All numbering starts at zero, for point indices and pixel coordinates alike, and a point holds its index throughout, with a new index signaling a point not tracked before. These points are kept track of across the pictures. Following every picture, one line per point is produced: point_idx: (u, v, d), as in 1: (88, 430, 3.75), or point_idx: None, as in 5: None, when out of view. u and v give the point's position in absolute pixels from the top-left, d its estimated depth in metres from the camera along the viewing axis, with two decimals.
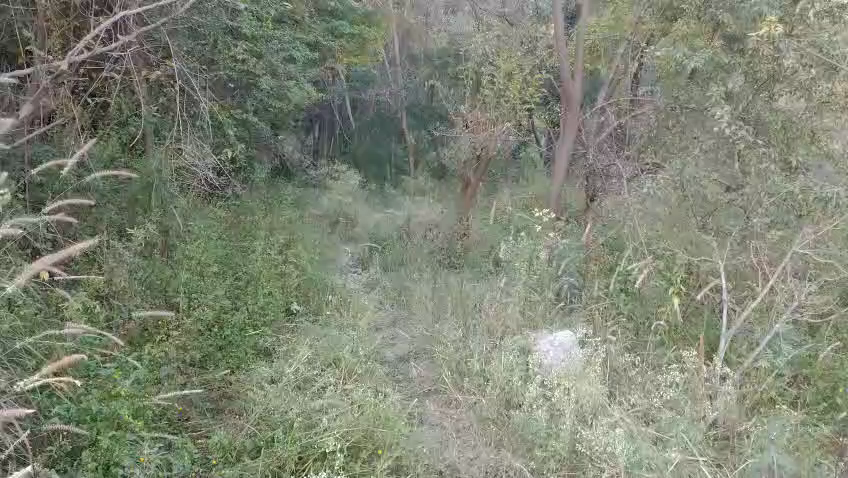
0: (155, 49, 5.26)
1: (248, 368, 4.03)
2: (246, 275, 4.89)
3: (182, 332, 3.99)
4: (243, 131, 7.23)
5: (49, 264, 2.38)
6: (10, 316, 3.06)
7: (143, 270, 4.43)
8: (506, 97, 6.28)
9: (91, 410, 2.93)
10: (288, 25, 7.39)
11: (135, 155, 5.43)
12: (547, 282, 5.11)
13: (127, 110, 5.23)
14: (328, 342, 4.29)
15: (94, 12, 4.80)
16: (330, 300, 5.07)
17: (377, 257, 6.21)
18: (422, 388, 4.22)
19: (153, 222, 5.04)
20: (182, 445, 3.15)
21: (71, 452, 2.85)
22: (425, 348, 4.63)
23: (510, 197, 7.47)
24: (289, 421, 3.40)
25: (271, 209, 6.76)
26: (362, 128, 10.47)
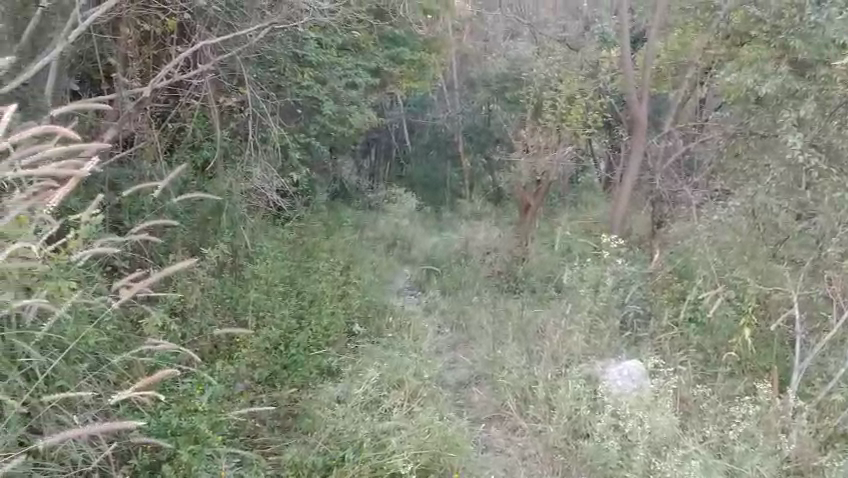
0: (228, 76, 5.50)
1: (313, 387, 4.09)
2: (310, 295, 5.03)
3: (252, 349, 4.15)
4: (306, 154, 7.45)
5: (151, 282, 2.79)
6: (100, 330, 3.23)
7: (214, 290, 4.65)
8: (566, 121, 6.23)
9: (171, 424, 3.03)
10: (350, 52, 7.62)
11: (205, 178, 5.66)
12: (610, 309, 5.08)
13: (199, 135, 5.49)
14: (392, 364, 4.32)
15: (174, 41, 5.11)
16: (390, 323, 5.08)
17: (436, 280, 6.23)
18: (485, 412, 4.21)
19: (225, 242, 5.28)
20: (255, 461, 3.23)
21: (151, 465, 2.92)
22: (486, 373, 4.57)
23: (569, 221, 7.54)
24: (357, 441, 3.46)
25: (332, 231, 6.93)
26: (417, 151, 10.62)
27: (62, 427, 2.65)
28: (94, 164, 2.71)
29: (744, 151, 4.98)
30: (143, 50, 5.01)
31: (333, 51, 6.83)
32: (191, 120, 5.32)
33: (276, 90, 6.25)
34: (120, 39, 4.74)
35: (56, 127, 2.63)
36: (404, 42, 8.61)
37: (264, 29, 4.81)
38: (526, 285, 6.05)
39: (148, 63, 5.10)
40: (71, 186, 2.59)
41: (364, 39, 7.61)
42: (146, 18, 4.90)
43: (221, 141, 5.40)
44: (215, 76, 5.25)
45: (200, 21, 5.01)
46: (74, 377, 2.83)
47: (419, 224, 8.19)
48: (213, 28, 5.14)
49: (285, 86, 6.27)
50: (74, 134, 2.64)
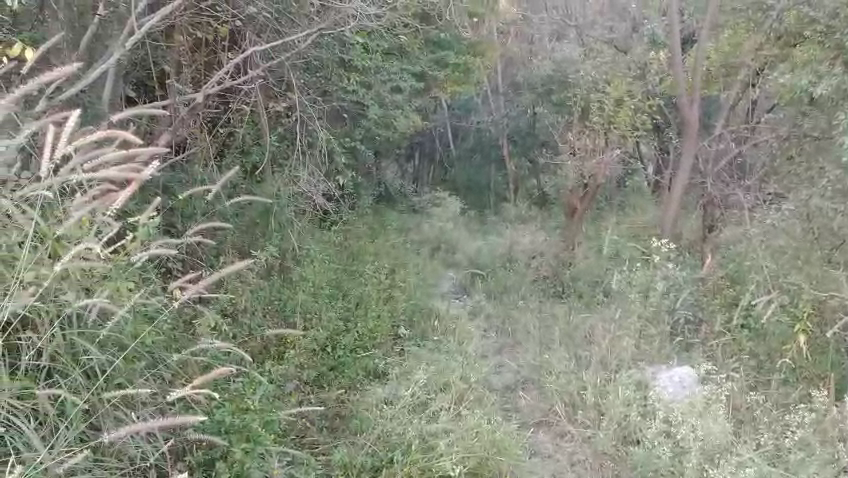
0: (278, 82, 5.59)
1: (360, 389, 4.14)
2: (356, 298, 5.10)
3: (300, 350, 4.23)
4: (351, 158, 7.54)
5: (207, 284, 2.86)
6: (162, 329, 3.34)
7: (262, 291, 4.74)
8: (615, 123, 6.27)
9: (225, 422, 3.08)
10: (396, 56, 7.67)
11: (253, 182, 5.79)
12: (660, 315, 5.07)
13: (248, 139, 5.63)
14: (438, 366, 4.34)
15: (225, 48, 5.24)
16: (436, 326, 5.10)
17: (481, 284, 6.19)
18: (533, 417, 4.19)
19: (273, 245, 5.41)
20: (306, 461, 3.29)
21: (206, 462, 3.01)
22: (533, 378, 4.55)
23: (617, 226, 7.48)
24: (406, 443, 3.49)
25: (377, 235, 7.00)
26: (461, 155, 10.62)
27: (120, 424, 2.69)
28: (153, 167, 2.81)
29: (798, 153, 4.88)
30: (196, 57, 5.14)
31: (378, 56, 6.89)
32: (240, 125, 5.46)
33: (322, 95, 6.33)
34: (173, 47, 4.87)
35: (117, 132, 2.74)
36: (449, 46, 8.66)
37: (312, 35, 4.89)
38: (573, 290, 6.00)
39: (201, 70, 5.24)
40: (132, 189, 2.69)
41: (409, 44, 7.66)
42: (199, 25, 5.02)
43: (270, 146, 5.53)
44: (264, 81, 5.37)
45: (250, 28, 5.12)
46: (131, 375, 2.84)
47: (464, 228, 8.17)
48: (262, 34, 5.23)
49: (331, 90, 6.34)
50: (135, 139, 2.75)
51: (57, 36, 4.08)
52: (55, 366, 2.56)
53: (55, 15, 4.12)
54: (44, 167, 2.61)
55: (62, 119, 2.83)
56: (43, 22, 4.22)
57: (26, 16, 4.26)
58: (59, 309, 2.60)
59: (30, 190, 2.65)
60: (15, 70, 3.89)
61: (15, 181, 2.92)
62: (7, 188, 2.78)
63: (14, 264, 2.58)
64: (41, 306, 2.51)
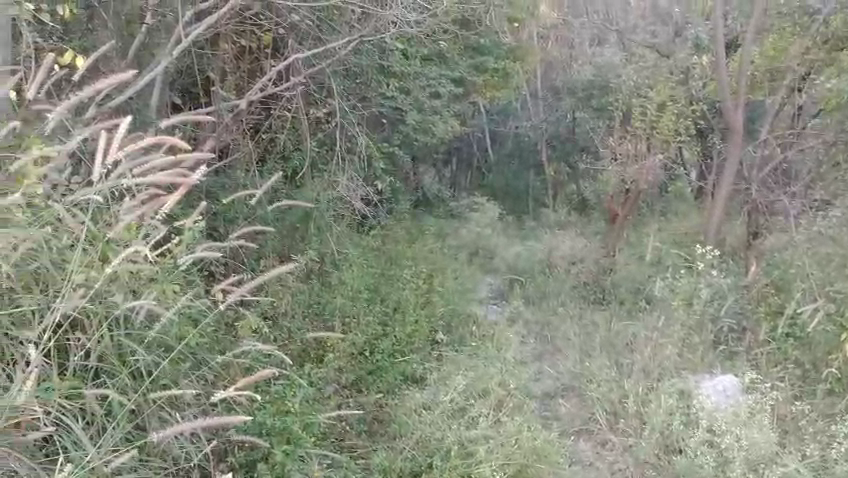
0: (318, 89, 5.68)
1: (398, 393, 4.17)
2: (393, 302, 5.13)
3: (338, 353, 4.27)
4: (390, 163, 7.58)
5: (249, 288, 2.90)
6: (207, 331, 3.41)
7: (301, 295, 4.84)
8: (657, 127, 6.25)
9: (267, 423, 3.15)
10: (435, 62, 7.73)
11: (293, 187, 5.87)
12: (704, 324, 4.99)
13: (289, 145, 5.71)
14: (477, 372, 4.34)
15: (268, 56, 5.33)
16: (474, 331, 5.08)
17: (519, 290, 6.15)
18: (573, 425, 4.13)
19: (313, 250, 5.50)
20: (346, 464, 3.32)
21: (247, 463, 3.06)
22: (573, 385, 4.50)
23: (659, 232, 7.38)
24: (446, 448, 3.50)
25: (415, 240, 7.03)
26: (499, 160, 10.45)
27: (165, 424, 2.74)
28: (200, 172, 2.88)
29: None
30: (240, 64, 5.25)
31: (417, 61, 6.94)
32: (281, 131, 5.55)
33: (361, 101, 6.40)
34: (218, 55, 5.01)
35: (166, 138, 2.80)
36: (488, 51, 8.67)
37: (353, 43, 4.97)
38: (613, 297, 5.91)
39: (244, 77, 5.34)
40: (180, 194, 2.75)
41: (449, 49, 7.72)
42: (243, 33, 5.13)
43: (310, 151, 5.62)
44: (305, 88, 5.47)
45: (292, 36, 5.21)
46: (176, 375, 2.91)
47: (502, 234, 8.06)
48: (304, 42, 5.32)
49: (370, 96, 6.40)
50: (183, 144, 2.81)
51: (106, 45, 4.22)
52: (103, 367, 2.61)
53: (104, 24, 4.26)
54: (96, 172, 2.69)
55: (112, 125, 2.90)
56: (94, 30, 4.27)
57: (78, 23, 4.20)
58: (107, 310, 2.65)
59: (81, 194, 2.71)
60: (66, 77, 4.03)
61: (66, 186, 3.00)
62: (58, 193, 2.85)
63: (64, 265, 2.65)
64: (91, 307, 2.57)
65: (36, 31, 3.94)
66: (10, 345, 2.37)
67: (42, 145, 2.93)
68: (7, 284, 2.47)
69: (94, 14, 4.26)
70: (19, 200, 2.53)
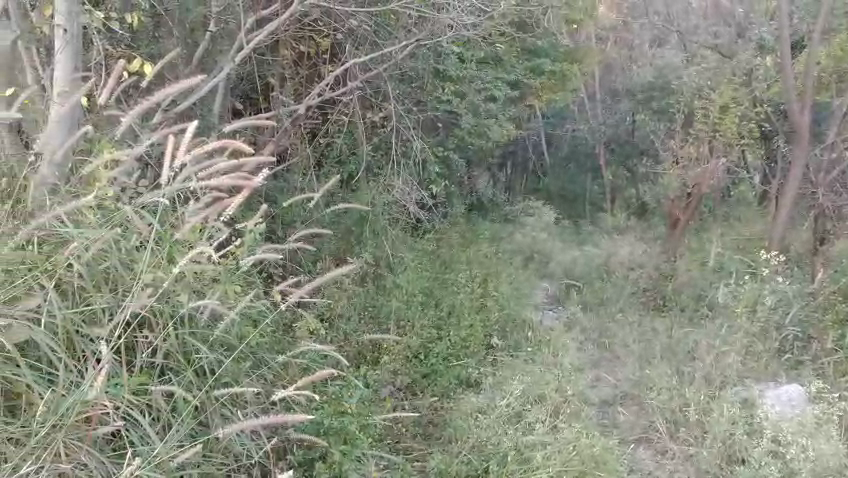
0: (374, 93, 5.74)
1: (453, 396, 4.16)
2: (448, 306, 5.13)
3: (393, 356, 4.29)
4: (444, 167, 7.59)
5: (307, 289, 2.95)
6: (267, 332, 3.47)
7: (358, 297, 4.92)
8: (719, 129, 6.11)
9: (325, 423, 3.21)
10: (491, 65, 7.73)
11: (349, 191, 5.95)
12: (768, 331, 4.86)
13: (345, 149, 5.78)
14: (534, 377, 4.30)
15: (326, 61, 5.42)
16: (531, 336, 5.01)
17: (576, 295, 6.03)
18: (632, 433, 4.02)
19: (369, 253, 5.56)
20: (402, 467, 3.34)
21: (306, 462, 3.11)
22: (631, 393, 4.39)
23: (721, 237, 7.19)
24: (502, 453, 3.49)
25: (469, 244, 7.03)
26: (555, 164, 10.24)
27: (228, 422, 2.80)
28: (262, 175, 2.94)
29: None
30: (298, 70, 5.35)
31: (473, 65, 6.97)
32: (338, 136, 5.64)
33: (416, 105, 6.44)
34: (278, 61, 5.13)
35: (231, 142, 2.85)
36: (545, 54, 8.61)
37: (409, 47, 5.02)
38: (674, 304, 5.75)
39: (302, 82, 5.43)
40: (245, 196, 2.80)
41: (505, 52, 7.73)
42: (302, 39, 5.23)
43: (366, 156, 5.74)
44: (361, 93, 5.53)
45: (350, 42, 5.27)
46: (238, 374, 2.97)
47: (558, 238, 7.93)
48: (361, 47, 5.38)
49: (425, 100, 6.43)
50: (248, 148, 2.85)
51: (172, 53, 4.37)
52: (168, 364, 2.69)
53: (170, 32, 4.40)
54: (166, 175, 2.76)
55: (178, 129, 2.96)
56: (160, 38, 4.41)
57: (145, 30, 4.33)
58: (172, 310, 2.73)
59: (150, 195, 2.78)
60: (133, 84, 4.17)
61: (134, 187, 3.08)
62: (127, 195, 2.93)
63: (132, 266, 2.72)
64: (158, 306, 2.66)
65: (107, 39, 4.09)
66: (81, 342, 2.42)
67: (112, 149, 3.03)
68: (79, 283, 2.54)
69: (161, 22, 4.40)
70: (91, 202, 2.62)
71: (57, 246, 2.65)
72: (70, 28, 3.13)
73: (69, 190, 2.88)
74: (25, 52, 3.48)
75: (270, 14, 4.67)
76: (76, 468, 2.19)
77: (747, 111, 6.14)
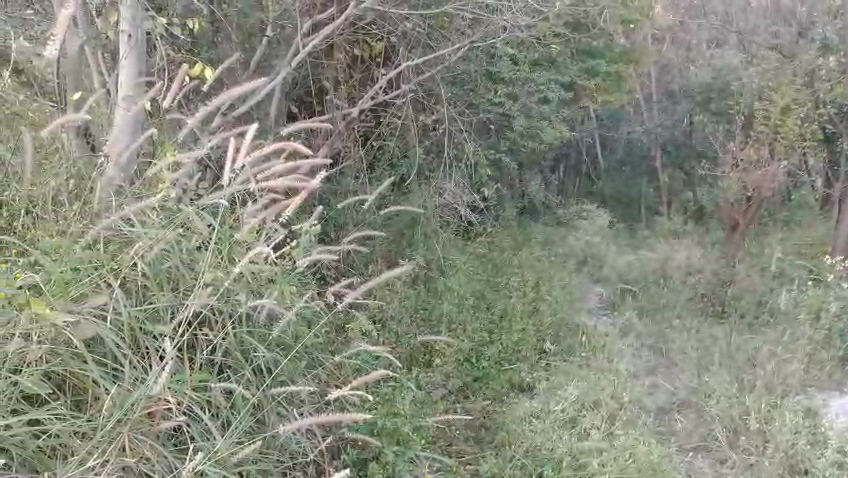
0: (426, 96, 5.76)
1: (505, 401, 4.14)
2: (499, 309, 5.11)
3: (445, 359, 4.30)
4: (496, 170, 7.57)
5: (362, 290, 2.96)
6: (321, 332, 3.52)
7: (409, 299, 4.93)
8: (781, 131, 6.03)
9: (378, 423, 3.26)
10: (544, 67, 7.68)
11: (400, 193, 5.99)
12: (832, 339, 4.76)
13: (397, 151, 5.81)
14: (589, 383, 4.23)
15: (379, 64, 5.46)
16: (585, 341, 4.91)
17: (630, 300, 5.89)
18: (689, 441, 3.93)
19: (420, 255, 5.59)
20: (455, 469, 3.34)
21: (359, 461, 3.15)
22: (690, 401, 4.28)
23: (781, 241, 6.99)
24: (557, 459, 3.45)
25: (520, 247, 6.98)
26: (609, 168, 10.23)
27: (284, 420, 2.83)
28: (319, 177, 2.98)
29: None
30: (352, 73, 5.40)
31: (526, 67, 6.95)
32: (390, 139, 5.68)
33: (469, 107, 6.44)
34: (332, 65, 5.19)
35: (289, 144, 2.89)
36: (600, 55, 8.51)
37: (463, 49, 5.03)
38: (734, 309, 5.58)
39: (355, 85, 5.48)
40: (303, 197, 2.83)
41: (559, 53, 7.67)
42: (356, 43, 5.28)
43: (418, 159, 5.76)
44: (414, 95, 5.54)
45: (403, 44, 5.29)
46: (294, 373, 3.02)
47: (612, 241, 7.79)
48: (414, 50, 5.41)
49: (477, 102, 6.42)
50: (306, 150, 2.89)
51: (230, 58, 4.48)
52: (227, 362, 2.74)
53: (228, 38, 4.50)
54: (226, 177, 2.81)
55: (238, 132, 3.01)
56: (218, 43, 4.52)
57: (206, 34, 4.42)
58: (231, 309, 2.78)
59: (211, 197, 2.83)
60: (193, 88, 4.28)
61: (194, 189, 3.15)
62: (188, 196, 3.00)
63: (193, 266, 2.78)
64: (218, 305, 2.71)
65: (169, 43, 4.19)
66: (145, 339, 2.48)
67: (173, 151, 3.10)
68: (143, 282, 2.61)
69: (220, 27, 4.50)
70: (156, 203, 2.68)
71: (121, 246, 2.71)
72: (136, 34, 3.25)
73: (133, 192, 2.95)
74: (92, 56, 3.59)
75: (326, 18, 4.73)
76: (140, 462, 2.24)
77: (810, 113, 6.07)
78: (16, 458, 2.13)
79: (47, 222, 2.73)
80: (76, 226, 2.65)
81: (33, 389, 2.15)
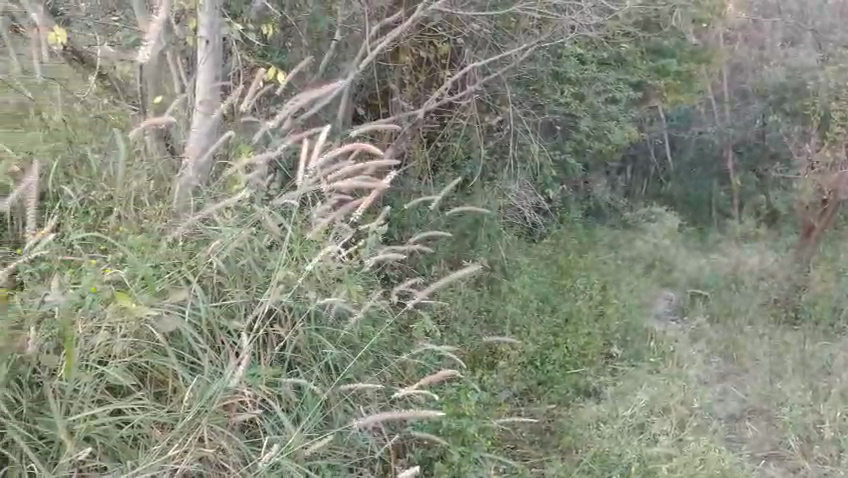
0: (492, 97, 5.78)
1: (572, 405, 4.08)
2: (565, 312, 5.05)
3: (510, 361, 4.28)
4: (561, 171, 7.50)
5: (432, 290, 3.00)
6: (387, 332, 3.56)
7: (473, 300, 4.93)
8: None
9: (443, 423, 3.28)
10: (613, 66, 7.59)
11: (464, 194, 6.00)
12: None
13: (461, 152, 5.82)
14: (659, 388, 4.15)
15: (444, 66, 5.46)
16: (653, 345, 4.81)
17: (700, 306, 5.72)
18: (762, 449, 3.81)
19: (484, 257, 5.60)
20: (521, 471, 3.33)
21: (424, 460, 3.17)
22: (762, 409, 4.15)
23: None
24: (626, 463, 3.39)
25: (586, 250, 6.89)
26: (680, 169, 9.79)
27: (351, 417, 2.88)
28: (390, 178, 3.03)
29: None
30: (418, 75, 5.45)
31: (594, 66, 6.88)
32: (455, 140, 5.71)
33: (535, 107, 6.43)
34: (399, 67, 5.25)
35: (362, 144, 2.95)
36: (670, 54, 8.34)
37: (529, 49, 5.02)
38: (810, 316, 5.39)
39: (421, 87, 5.52)
40: (374, 197, 2.88)
41: (628, 52, 7.57)
42: (423, 44, 5.32)
43: (482, 160, 5.76)
44: (480, 97, 5.57)
45: (469, 46, 5.32)
46: (361, 371, 3.07)
47: (681, 245, 7.61)
48: (480, 51, 5.43)
49: (543, 103, 6.39)
50: (379, 151, 2.95)
51: (302, 61, 4.60)
52: (297, 359, 2.81)
53: (299, 42, 4.61)
54: (299, 178, 2.87)
55: (311, 134, 3.08)
56: (289, 47, 4.63)
57: (277, 39, 4.54)
58: (301, 307, 2.85)
59: (283, 197, 2.90)
60: (265, 92, 4.39)
61: (266, 190, 3.23)
62: (260, 196, 3.08)
63: (265, 264, 2.87)
64: (290, 303, 2.78)
65: (243, 48, 4.32)
66: (221, 334, 2.56)
67: (248, 152, 3.20)
68: (219, 279, 2.71)
69: (291, 31, 4.61)
70: (232, 202, 2.77)
71: (199, 244, 2.81)
72: (214, 41, 3.36)
73: (209, 192, 3.05)
74: (172, 62, 3.73)
75: (394, 20, 4.79)
76: (217, 453, 2.32)
77: None
78: (100, 447, 2.24)
79: (130, 220, 2.85)
80: (157, 224, 2.76)
81: (118, 380, 2.26)
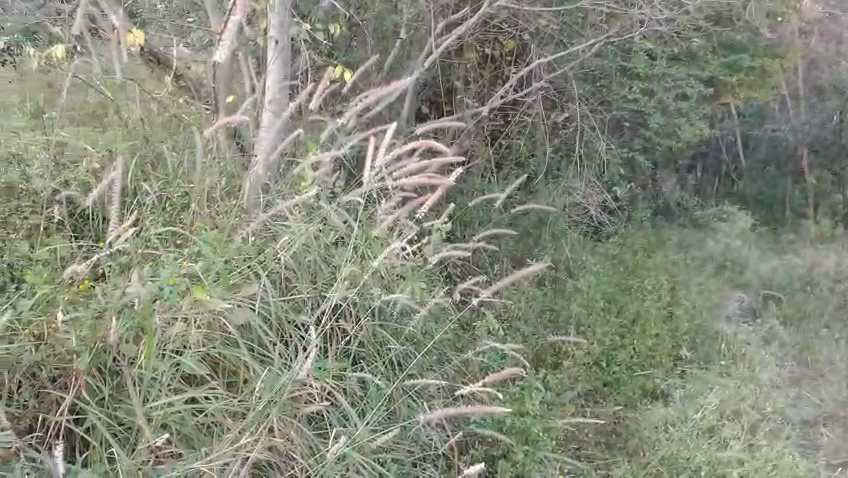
0: (556, 94, 5.73)
1: (638, 406, 4.01)
2: (631, 312, 4.94)
3: (575, 361, 4.22)
4: (627, 169, 7.36)
5: (498, 288, 2.97)
6: (450, 329, 3.57)
7: (537, 299, 4.87)
8: None
9: (507, 421, 3.27)
10: (683, 62, 7.42)
11: (528, 192, 5.95)
12: None
13: (525, 150, 5.77)
14: (729, 391, 4.02)
15: (509, 63, 5.44)
16: (724, 347, 4.66)
17: (773, 308, 5.52)
18: (838, 458, 3.66)
19: (549, 255, 5.55)
20: (586, 472, 3.28)
21: (487, 458, 3.16)
22: (840, 416, 3.99)
23: None
24: (694, 466, 3.31)
25: (653, 249, 6.73)
26: (752, 167, 9.41)
27: (416, 413, 2.90)
28: (456, 175, 3.03)
29: None
30: (482, 72, 5.44)
31: (664, 62, 6.80)
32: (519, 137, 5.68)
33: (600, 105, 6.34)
34: (464, 64, 5.25)
35: (428, 142, 2.95)
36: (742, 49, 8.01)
37: (597, 45, 4.95)
38: None
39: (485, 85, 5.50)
40: (439, 194, 2.89)
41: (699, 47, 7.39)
42: (487, 41, 5.33)
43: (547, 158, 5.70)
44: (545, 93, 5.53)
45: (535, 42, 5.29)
46: (425, 368, 3.09)
47: (753, 245, 7.36)
48: (546, 48, 5.39)
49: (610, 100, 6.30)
50: (445, 148, 2.95)
51: (367, 60, 4.66)
52: (362, 354, 2.84)
53: (365, 41, 4.68)
54: (366, 175, 2.89)
55: (377, 131, 3.11)
56: (355, 47, 4.70)
57: (344, 38, 4.61)
58: (366, 304, 2.87)
59: (349, 195, 2.94)
60: (332, 91, 4.48)
61: (332, 187, 3.28)
62: (327, 194, 3.12)
63: (331, 261, 2.92)
64: (355, 299, 2.81)
65: (311, 48, 4.40)
66: (290, 327, 2.62)
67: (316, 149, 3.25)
68: (287, 275, 2.77)
69: (357, 31, 4.68)
70: (300, 198, 2.82)
71: (268, 241, 2.88)
72: (283, 41, 3.44)
73: (278, 190, 3.13)
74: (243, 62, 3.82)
75: (460, 18, 4.81)
76: (286, 443, 2.36)
77: None
78: (176, 434, 2.33)
79: (203, 217, 2.92)
80: (229, 221, 2.78)
81: (193, 370, 2.34)
